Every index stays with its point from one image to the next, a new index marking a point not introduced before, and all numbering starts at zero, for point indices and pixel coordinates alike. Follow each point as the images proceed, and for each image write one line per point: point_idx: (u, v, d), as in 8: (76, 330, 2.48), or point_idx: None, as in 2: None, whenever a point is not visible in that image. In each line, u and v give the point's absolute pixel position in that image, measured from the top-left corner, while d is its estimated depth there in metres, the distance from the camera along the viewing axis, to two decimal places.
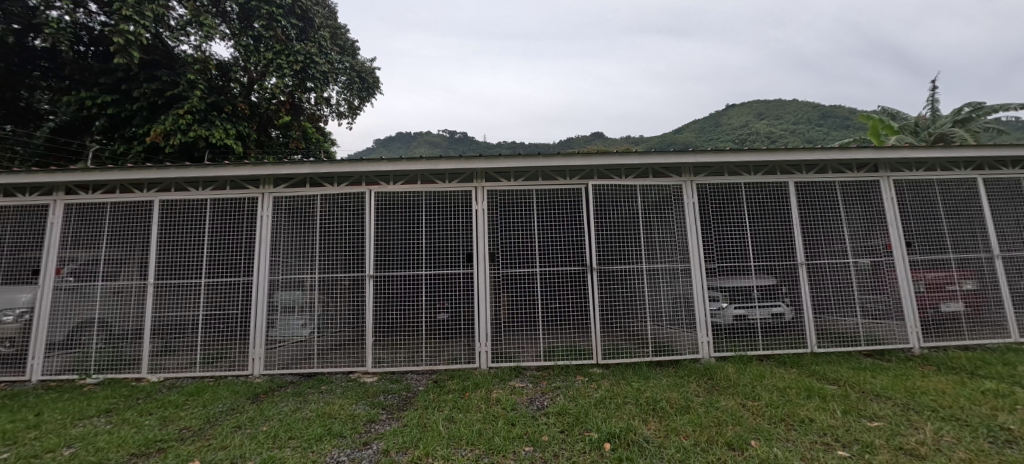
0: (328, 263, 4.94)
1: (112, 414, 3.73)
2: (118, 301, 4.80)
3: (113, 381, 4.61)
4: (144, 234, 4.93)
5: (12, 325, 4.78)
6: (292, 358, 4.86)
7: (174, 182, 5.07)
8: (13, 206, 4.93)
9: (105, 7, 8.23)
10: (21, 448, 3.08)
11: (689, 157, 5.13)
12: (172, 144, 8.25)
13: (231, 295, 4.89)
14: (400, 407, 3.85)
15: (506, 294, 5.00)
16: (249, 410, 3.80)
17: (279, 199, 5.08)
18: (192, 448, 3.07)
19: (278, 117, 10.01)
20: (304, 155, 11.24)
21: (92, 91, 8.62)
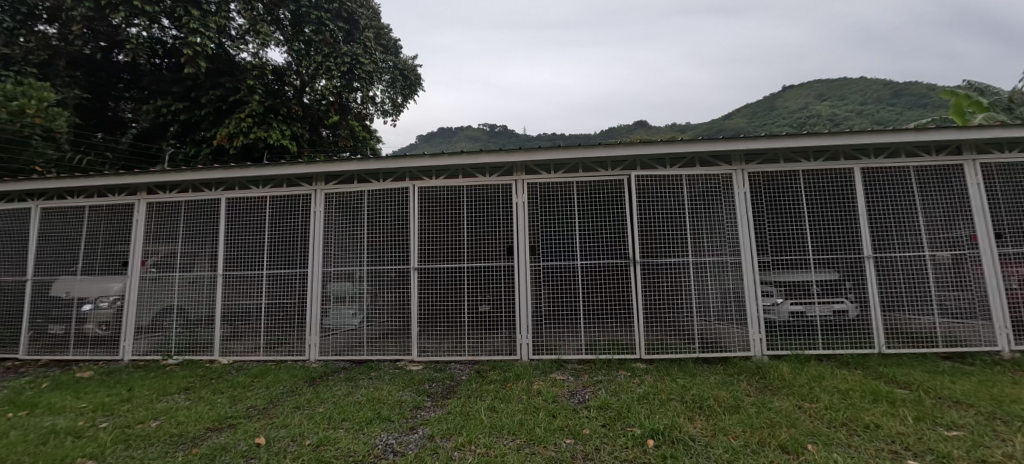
0: (376, 256, 5.18)
1: (190, 391, 4.15)
2: (193, 290, 5.28)
3: (191, 362, 5.11)
4: (214, 229, 5.39)
5: (107, 310, 5.40)
6: (345, 345, 5.15)
7: (238, 181, 5.48)
8: (105, 206, 5.54)
9: (176, 22, 8.80)
10: (117, 418, 3.49)
11: (740, 144, 4.83)
12: (235, 146, 8.93)
13: (289, 285, 5.24)
14: (445, 395, 3.99)
15: (547, 288, 4.99)
16: (305, 392, 4.08)
17: (330, 195, 5.35)
18: (258, 425, 3.36)
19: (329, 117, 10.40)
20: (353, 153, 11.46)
21: (168, 100, 9.50)
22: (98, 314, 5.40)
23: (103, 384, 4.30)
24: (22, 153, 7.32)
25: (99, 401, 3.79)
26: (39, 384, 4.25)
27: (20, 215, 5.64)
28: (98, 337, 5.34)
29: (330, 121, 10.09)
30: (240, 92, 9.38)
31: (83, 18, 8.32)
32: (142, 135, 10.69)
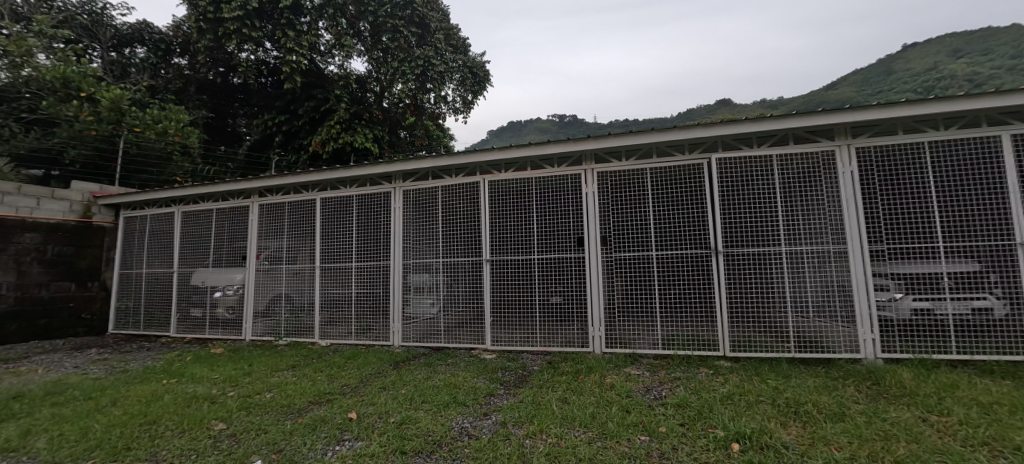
0: (451, 248, 5.43)
1: (296, 369, 4.72)
2: (298, 280, 5.99)
3: (297, 343, 5.81)
4: (312, 226, 6.05)
5: (232, 297, 6.35)
6: (425, 332, 5.48)
7: (330, 182, 6.08)
8: (227, 209, 6.49)
9: (277, 44, 9.94)
10: (240, 389, 4.07)
11: (819, 120, 4.29)
12: (327, 151, 9.88)
13: (374, 276, 5.69)
14: (517, 384, 4.06)
15: (619, 279, 4.85)
16: (390, 374, 4.44)
17: (407, 192, 5.71)
18: (351, 401, 3.74)
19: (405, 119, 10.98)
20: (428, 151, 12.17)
21: (274, 113, 10.78)
22: (226, 301, 6.36)
23: (230, 359, 5.09)
24: (167, 167, 8.71)
25: (227, 373, 4.48)
26: (185, 357, 5.13)
27: (167, 218, 6.83)
28: (226, 320, 6.32)
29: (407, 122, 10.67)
30: (329, 101, 10.33)
31: (206, 48, 9.74)
32: (255, 145, 12.16)
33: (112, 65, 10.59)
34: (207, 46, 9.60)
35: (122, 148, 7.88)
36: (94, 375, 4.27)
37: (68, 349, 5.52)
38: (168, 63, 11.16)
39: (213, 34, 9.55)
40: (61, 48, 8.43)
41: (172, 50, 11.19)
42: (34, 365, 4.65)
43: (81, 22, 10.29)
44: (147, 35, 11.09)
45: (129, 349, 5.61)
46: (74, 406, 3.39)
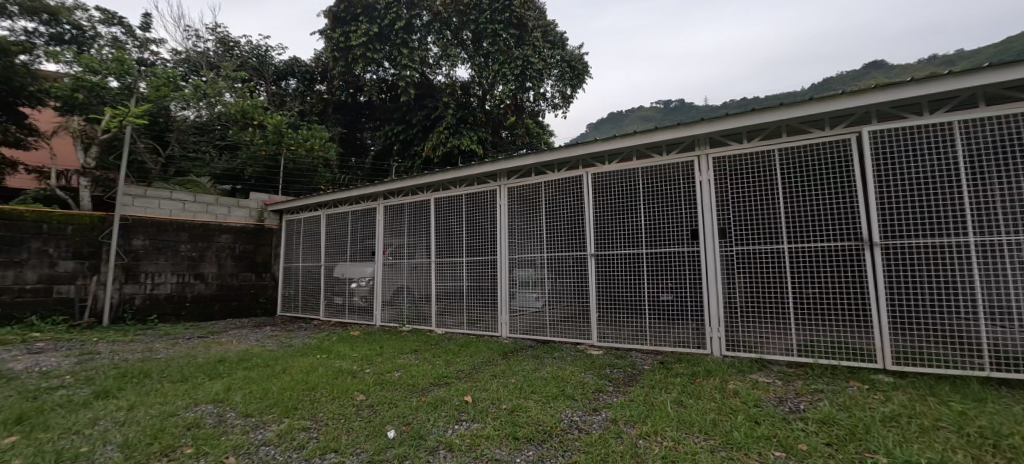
0: (555, 243, 5.48)
1: (417, 352, 4.92)
2: (416, 274, 6.58)
3: (418, 330, 6.40)
4: (428, 225, 6.58)
5: (365, 288, 7.15)
6: (531, 326, 5.63)
7: (441, 183, 6.55)
8: (357, 211, 7.39)
9: (393, 63, 10.97)
10: (375, 366, 4.32)
11: (832, 105, 4.02)
12: (437, 155, 10.69)
13: (483, 271, 5.99)
14: (626, 383, 3.83)
15: (743, 276, 4.42)
16: (500, 364, 4.65)
17: (511, 188, 5.90)
18: (466, 386, 3.95)
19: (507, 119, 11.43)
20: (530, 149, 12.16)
21: (393, 125, 11.82)
22: (360, 290, 7.20)
23: (370, 340, 5.48)
24: (314, 178, 10.13)
25: (364, 352, 4.77)
26: (332, 337, 5.81)
27: (313, 220, 8.00)
28: (361, 307, 7.13)
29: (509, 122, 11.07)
30: (439, 109, 11.12)
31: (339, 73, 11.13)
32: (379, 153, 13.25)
33: (276, 96, 12.62)
34: (340, 72, 11.05)
35: (281, 164, 9.42)
36: (270, 348, 5.17)
37: (249, 327, 6.78)
38: (311, 90, 13.13)
39: (345, 61, 10.96)
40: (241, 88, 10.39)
41: (314, 78, 13.08)
42: (229, 337, 5.80)
43: (251, 63, 12.40)
44: (297, 67, 12.99)
45: (291, 328, 6.68)
46: (255, 372, 4.06)
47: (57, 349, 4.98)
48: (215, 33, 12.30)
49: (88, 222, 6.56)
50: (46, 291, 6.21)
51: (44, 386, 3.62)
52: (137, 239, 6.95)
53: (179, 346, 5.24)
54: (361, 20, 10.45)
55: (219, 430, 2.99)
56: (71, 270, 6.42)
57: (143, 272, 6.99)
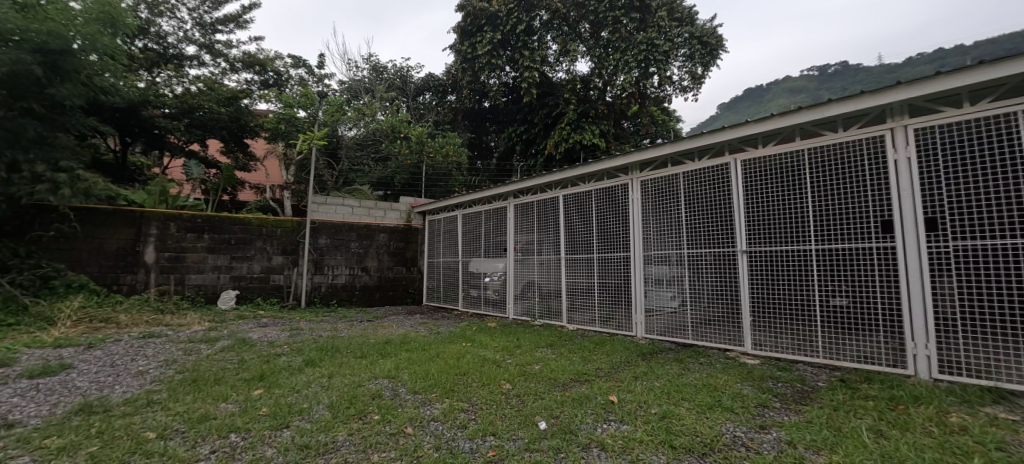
0: (694, 238, 4.92)
1: (553, 347, 4.95)
2: (546, 269, 6.62)
3: (550, 325, 6.44)
4: (557, 221, 6.55)
5: (497, 282, 7.39)
6: (669, 327, 5.20)
7: (570, 180, 6.47)
8: (488, 211, 7.69)
9: (515, 66, 11.29)
10: (515, 357, 4.46)
11: (976, 74, 3.19)
12: (560, 152, 10.81)
13: (616, 268, 5.73)
14: (796, 400, 3.33)
15: (967, 282, 3.26)
16: (639, 364, 4.32)
17: (645, 181, 5.53)
18: (609, 385, 3.71)
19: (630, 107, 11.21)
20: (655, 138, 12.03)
21: (516, 126, 12.05)
22: (494, 285, 7.46)
23: (503, 332, 5.70)
24: (448, 181, 10.43)
25: (503, 343, 4.96)
26: (473, 326, 6.24)
27: (450, 220, 8.50)
28: (495, 300, 7.44)
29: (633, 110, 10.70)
30: (560, 106, 11.20)
31: (468, 83, 11.67)
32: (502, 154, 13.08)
33: (415, 110, 13.67)
34: (468, 81, 11.61)
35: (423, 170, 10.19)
36: (424, 334, 5.68)
37: (403, 314, 7.60)
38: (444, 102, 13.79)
39: (472, 70, 11.52)
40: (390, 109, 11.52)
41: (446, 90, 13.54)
42: (389, 322, 6.55)
43: (396, 83, 13.79)
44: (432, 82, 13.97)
45: (435, 317, 7.24)
46: (418, 354, 4.49)
47: (278, 323, 6.16)
48: (370, 62, 13.89)
49: (289, 227, 7.92)
50: (264, 281, 7.69)
51: (268, 353, 4.45)
52: (321, 239, 8.18)
53: (355, 327, 6.06)
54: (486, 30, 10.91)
55: (395, 402, 3.20)
56: (281, 263, 7.85)
57: (327, 266, 8.23)
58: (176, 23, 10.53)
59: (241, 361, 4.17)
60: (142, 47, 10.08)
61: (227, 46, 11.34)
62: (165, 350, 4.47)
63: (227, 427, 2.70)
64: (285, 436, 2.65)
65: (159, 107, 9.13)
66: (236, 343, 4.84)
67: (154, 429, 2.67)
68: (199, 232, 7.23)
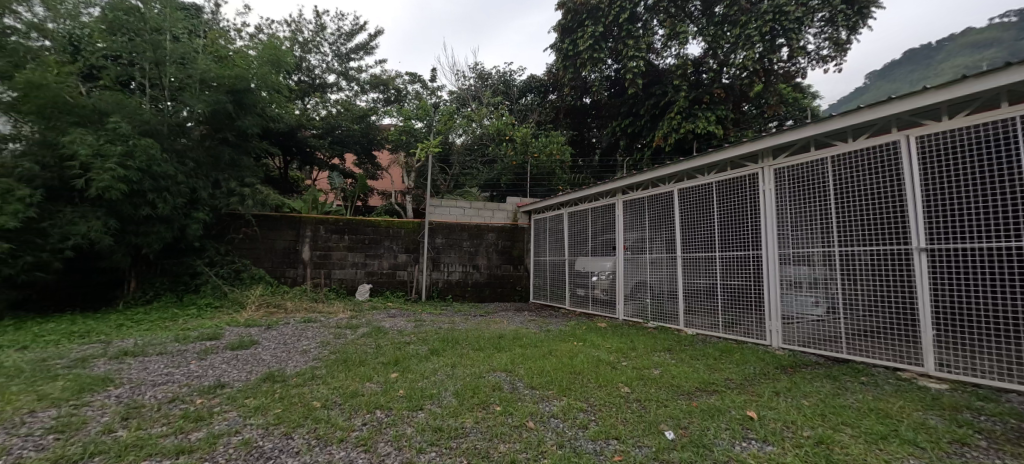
0: (851, 233, 4.12)
1: (671, 352, 4.64)
2: (659, 268, 6.17)
3: (664, 328, 5.98)
4: (671, 217, 6.04)
5: (605, 281, 7.16)
6: (813, 337, 4.39)
7: (686, 172, 5.92)
8: (595, 209, 7.47)
9: (618, 57, 10.88)
10: (631, 360, 4.27)
11: None
12: (670, 143, 10.21)
13: (744, 268, 5.04)
14: (1014, 441, 2.62)
15: None
16: (781, 378, 3.80)
17: (780, 169, 4.77)
18: (743, 399, 3.33)
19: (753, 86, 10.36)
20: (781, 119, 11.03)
21: (620, 120, 11.61)
22: (602, 284, 7.25)
23: (615, 333, 5.51)
24: (552, 180, 10.54)
25: (617, 345, 4.81)
26: (582, 326, 6.13)
27: (556, 218, 8.49)
28: (603, 299, 7.22)
29: (756, 89, 10.10)
30: (668, 93, 10.52)
31: (570, 81, 11.56)
32: (605, 150, 12.86)
33: (520, 112, 13.90)
34: (570, 79, 11.47)
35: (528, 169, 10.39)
36: (534, 330, 5.76)
37: (513, 310, 7.84)
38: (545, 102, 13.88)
39: (574, 66, 11.35)
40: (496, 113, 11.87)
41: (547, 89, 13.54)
42: (501, 317, 6.81)
43: (500, 88, 14.08)
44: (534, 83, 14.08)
45: (544, 315, 7.32)
46: (532, 350, 4.57)
47: (404, 314, 6.77)
48: (476, 71, 14.48)
49: (411, 227, 8.66)
50: (391, 276, 8.53)
51: (399, 341, 4.90)
52: (437, 238, 8.81)
53: (469, 321, 6.40)
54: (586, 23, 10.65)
55: (515, 396, 3.27)
56: (405, 261, 8.62)
57: (443, 264, 8.83)
58: (322, 58, 12.25)
59: (378, 346, 4.66)
60: (298, 81, 11.81)
61: (359, 71, 12.86)
62: (320, 333, 5.21)
63: (373, 403, 3.03)
64: (420, 417, 2.86)
65: (310, 128, 10.77)
66: (372, 330, 5.43)
67: (319, 399, 3.11)
68: (341, 233, 8.27)
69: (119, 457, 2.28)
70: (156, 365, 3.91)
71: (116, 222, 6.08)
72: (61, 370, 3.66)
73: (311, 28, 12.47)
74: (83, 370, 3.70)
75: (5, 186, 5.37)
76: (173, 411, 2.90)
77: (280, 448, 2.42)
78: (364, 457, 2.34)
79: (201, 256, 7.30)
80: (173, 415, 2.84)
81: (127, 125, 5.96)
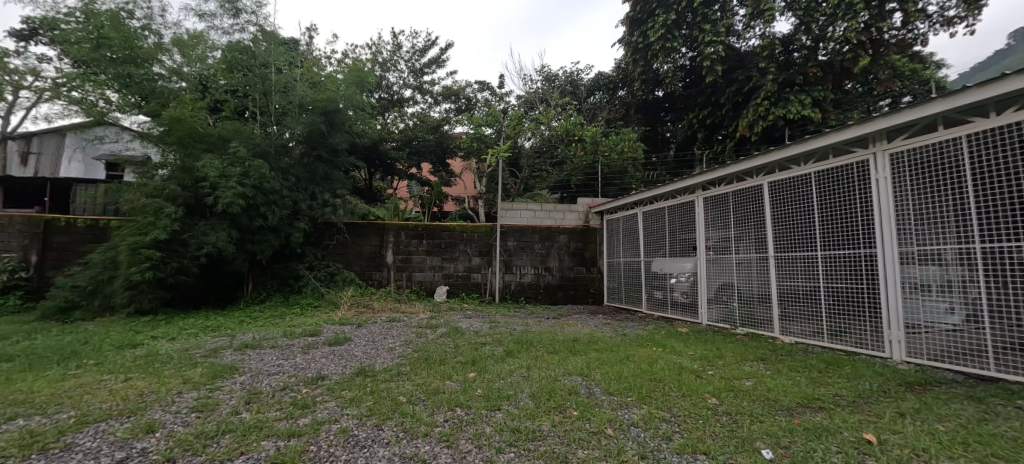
0: (999, 227, 3.47)
1: (766, 362, 4.25)
2: (747, 269, 5.69)
3: (756, 335, 5.49)
4: (761, 213, 5.53)
5: (686, 283, 6.79)
6: (949, 351, 3.75)
7: (778, 163, 5.39)
8: (673, 207, 7.10)
9: (693, 44, 10.26)
10: (718, 369, 4.00)
11: None
12: (756, 133, 9.40)
13: (854, 269, 4.46)
14: None
15: None
16: (907, 398, 3.27)
17: (898, 155, 4.15)
18: (857, 419, 2.94)
19: (859, 61, 9.11)
20: (893, 96, 9.83)
21: (697, 111, 10.90)
22: (681, 286, 6.88)
23: (699, 340, 5.18)
24: (625, 178, 10.12)
25: (702, 352, 4.53)
26: (662, 331, 5.84)
27: (630, 218, 8.19)
28: (683, 303, 6.84)
29: (862, 64, 8.90)
30: (753, 78, 9.72)
31: (641, 75, 11.12)
32: (681, 144, 12.15)
33: (588, 112, 13.80)
34: (641, 73, 11.04)
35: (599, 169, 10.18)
36: (610, 334, 5.63)
37: (587, 313, 7.72)
38: (615, 98, 13.47)
39: (645, 59, 10.89)
40: (564, 114, 11.80)
41: (615, 86, 13.18)
42: (575, 320, 6.74)
43: (567, 89, 14.13)
44: (601, 80, 13.82)
45: (620, 318, 7.12)
46: (609, 354, 4.47)
47: (479, 316, 6.97)
48: (542, 73, 14.57)
49: (485, 231, 8.92)
50: (466, 279, 8.84)
51: (476, 342, 5.07)
52: (509, 241, 8.96)
53: (543, 323, 6.43)
54: (657, 12, 10.17)
55: (593, 401, 3.22)
56: (479, 263, 8.89)
57: (516, 266, 8.96)
58: (399, 75, 13.13)
59: (457, 346, 4.86)
60: (378, 97, 12.72)
61: (432, 84, 13.55)
62: (404, 332, 5.56)
63: (454, 401, 3.17)
64: (498, 417, 2.93)
65: (390, 141, 11.55)
66: (451, 330, 5.67)
67: (406, 394, 3.33)
68: (420, 238, 8.75)
69: (244, 436, 2.63)
70: (269, 356, 4.44)
71: (236, 232, 6.99)
72: (200, 358, 4.31)
73: (388, 48, 13.40)
74: (215, 359, 4.32)
75: (155, 205, 6.45)
76: (285, 398, 3.28)
77: (373, 437, 2.63)
78: (448, 453, 2.45)
79: (303, 261, 8.15)
80: (284, 402, 3.22)
81: (242, 149, 6.87)
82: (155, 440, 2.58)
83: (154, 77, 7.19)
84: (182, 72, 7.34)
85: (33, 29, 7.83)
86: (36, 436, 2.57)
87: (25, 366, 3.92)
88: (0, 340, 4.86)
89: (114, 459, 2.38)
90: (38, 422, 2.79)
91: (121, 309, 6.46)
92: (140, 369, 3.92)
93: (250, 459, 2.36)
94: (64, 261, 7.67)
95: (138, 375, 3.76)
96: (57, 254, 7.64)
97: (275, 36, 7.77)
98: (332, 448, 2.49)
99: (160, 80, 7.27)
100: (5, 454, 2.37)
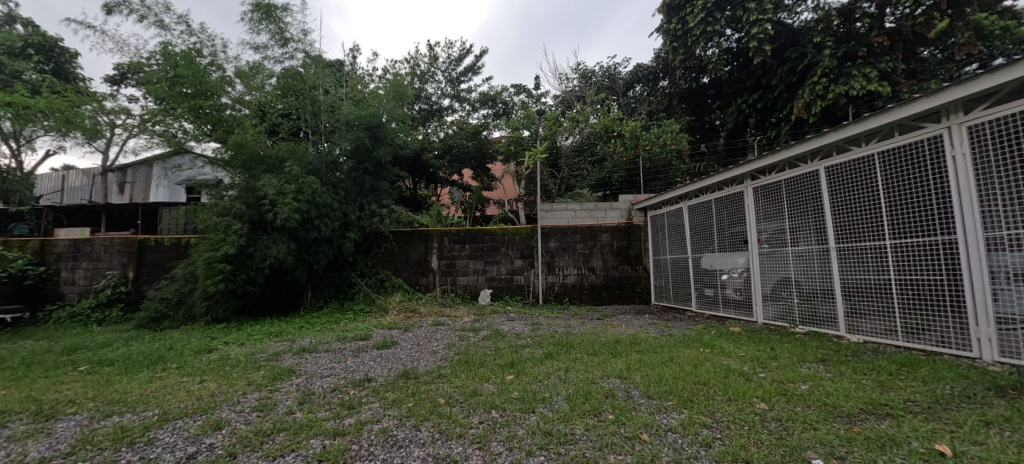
0: None
1: (827, 364, 3.87)
2: (806, 263, 5.26)
3: (819, 334, 5.05)
4: (817, 201, 5.11)
5: (739, 279, 6.39)
6: None
7: (835, 145, 4.94)
8: (720, 200, 6.73)
9: (738, 25, 9.68)
10: (772, 372, 3.66)
11: None
12: (815, 113, 8.69)
13: (932, 258, 3.99)
14: None
15: None
16: (996, 405, 2.75)
17: (978, 128, 3.66)
18: (929, 427, 2.50)
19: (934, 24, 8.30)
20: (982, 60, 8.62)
21: (747, 96, 10.28)
22: (733, 282, 6.49)
23: (752, 340, 4.83)
24: (669, 172, 9.96)
25: (753, 353, 4.25)
26: (711, 331, 5.54)
27: (676, 212, 7.87)
28: (737, 300, 6.44)
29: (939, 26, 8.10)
30: (808, 55, 8.97)
31: (682, 63, 10.61)
32: (731, 132, 11.48)
33: (628, 106, 13.54)
34: (682, 61, 10.50)
35: (641, 165, 9.91)
36: (655, 335, 5.46)
37: (632, 313, 7.52)
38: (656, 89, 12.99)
39: (686, 46, 10.39)
40: (602, 110, 11.55)
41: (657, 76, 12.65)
42: (620, 321, 6.61)
43: (605, 84, 14.02)
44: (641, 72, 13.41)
45: (669, 318, 6.84)
46: (651, 356, 4.33)
47: (522, 318, 7.03)
48: (578, 71, 14.39)
49: (526, 233, 8.97)
50: (509, 281, 8.93)
51: (516, 344, 5.10)
52: (551, 242, 8.95)
53: (586, 324, 6.36)
54: None
55: (630, 404, 3.11)
56: (521, 266, 8.95)
57: (558, 267, 8.92)
58: (437, 85, 13.51)
59: (497, 349, 4.91)
60: (419, 108, 13.21)
61: (470, 91, 13.82)
62: (449, 335, 5.72)
63: (490, 403, 3.22)
64: (532, 420, 2.94)
65: (432, 150, 11.97)
66: (493, 333, 5.77)
67: (445, 396, 3.43)
68: (463, 242, 8.95)
69: (295, 434, 2.84)
70: (325, 359, 4.77)
71: (295, 244, 7.54)
72: (263, 362, 4.71)
73: (426, 60, 13.82)
74: (276, 362, 4.70)
75: (225, 222, 7.12)
76: (334, 399, 3.50)
77: (410, 438, 2.74)
78: (479, 454, 2.51)
79: (356, 270, 8.60)
80: (334, 402, 3.44)
81: (296, 167, 7.44)
82: (222, 437, 2.85)
83: (222, 107, 7.95)
84: (244, 100, 8.14)
85: (124, 73, 8.89)
86: (126, 432, 2.93)
87: (122, 370, 4.48)
88: (104, 347, 5.60)
89: (186, 453, 2.66)
90: (129, 419, 3.19)
91: (201, 317, 7.18)
92: (213, 372, 4.35)
93: (300, 457, 2.55)
94: (156, 276, 8.66)
95: (211, 378, 4.17)
96: (150, 270, 8.64)
97: (320, 59, 8.26)
98: (371, 447, 2.63)
99: (228, 109, 8.07)
100: (101, 447, 2.74)
